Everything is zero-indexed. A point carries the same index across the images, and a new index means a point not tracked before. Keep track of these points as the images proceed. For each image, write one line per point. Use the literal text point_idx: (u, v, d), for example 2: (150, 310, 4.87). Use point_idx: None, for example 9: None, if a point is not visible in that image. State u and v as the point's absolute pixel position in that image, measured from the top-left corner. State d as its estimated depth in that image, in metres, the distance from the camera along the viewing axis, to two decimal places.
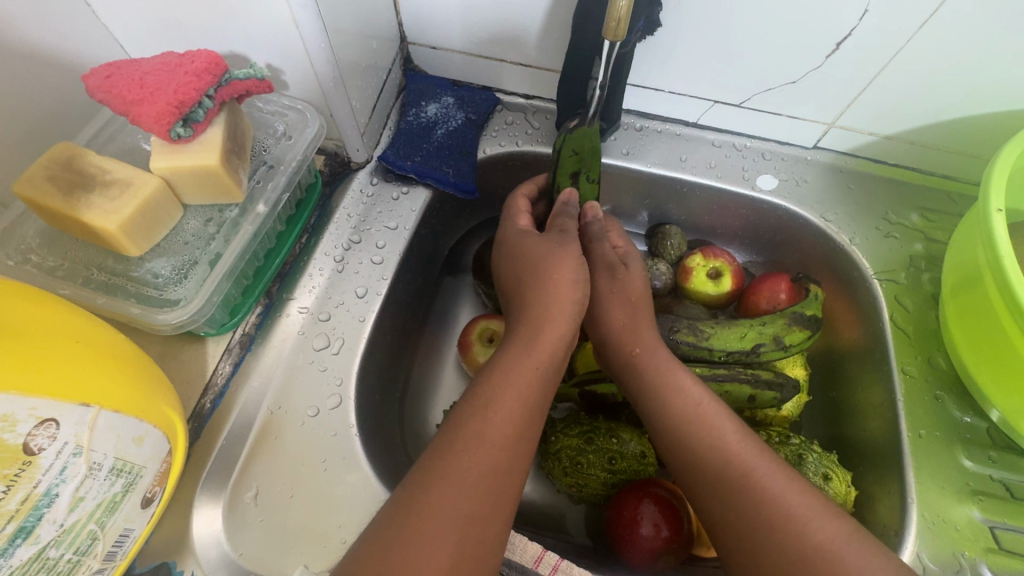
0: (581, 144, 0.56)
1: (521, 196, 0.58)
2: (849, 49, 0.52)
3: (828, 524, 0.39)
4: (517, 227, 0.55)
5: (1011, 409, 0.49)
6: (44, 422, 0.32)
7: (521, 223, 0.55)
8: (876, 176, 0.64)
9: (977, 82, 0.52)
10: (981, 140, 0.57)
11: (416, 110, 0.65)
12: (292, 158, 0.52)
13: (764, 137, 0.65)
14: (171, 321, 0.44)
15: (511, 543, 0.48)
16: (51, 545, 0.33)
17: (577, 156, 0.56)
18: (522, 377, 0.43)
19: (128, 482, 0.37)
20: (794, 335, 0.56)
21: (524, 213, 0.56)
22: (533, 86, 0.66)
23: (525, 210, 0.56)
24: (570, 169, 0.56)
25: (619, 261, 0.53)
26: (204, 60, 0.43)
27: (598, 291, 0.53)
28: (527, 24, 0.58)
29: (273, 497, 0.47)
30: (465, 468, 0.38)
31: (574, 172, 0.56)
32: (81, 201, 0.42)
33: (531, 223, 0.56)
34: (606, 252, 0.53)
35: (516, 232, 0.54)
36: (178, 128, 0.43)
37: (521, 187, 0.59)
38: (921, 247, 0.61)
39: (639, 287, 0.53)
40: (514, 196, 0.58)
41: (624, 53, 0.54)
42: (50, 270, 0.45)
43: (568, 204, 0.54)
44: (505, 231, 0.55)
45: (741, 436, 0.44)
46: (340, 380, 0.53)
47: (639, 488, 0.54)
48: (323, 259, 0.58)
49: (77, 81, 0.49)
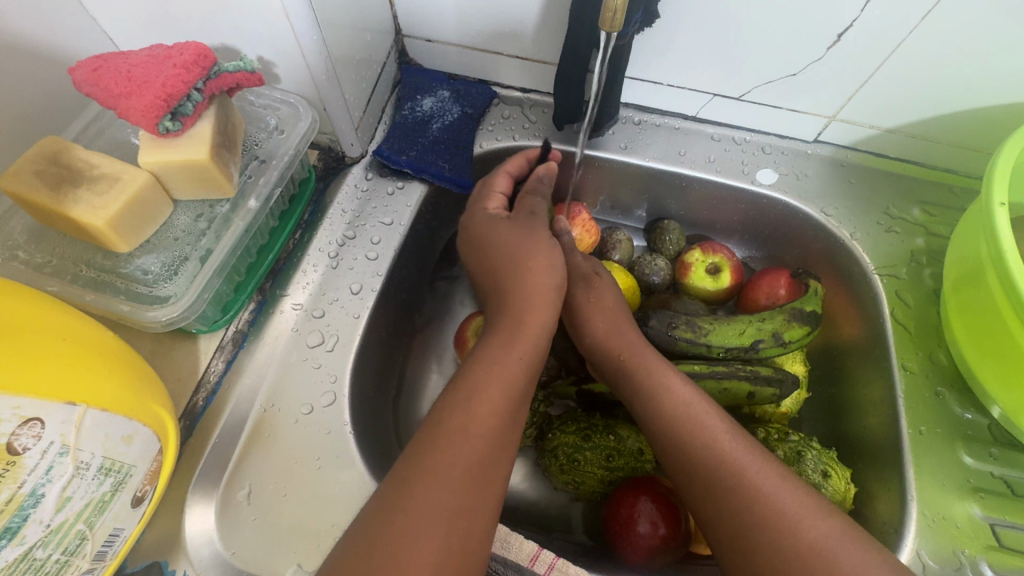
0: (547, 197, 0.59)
1: (503, 174, 0.56)
2: (850, 40, 0.51)
3: (821, 521, 0.39)
4: (487, 211, 0.54)
5: (1011, 405, 0.49)
6: (28, 422, 0.31)
7: (491, 207, 0.54)
8: (877, 170, 0.63)
9: (979, 74, 0.51)
10: (982, 134, 0.57)
11: (411, 103, 0.64)
12: (284, 152, 0.52)
13: (764, 130, 0.64)
14: (162, 318, 0.44)
15: (506, 541, 0.47)
16: (38, 545, 0.33)
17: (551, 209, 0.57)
18: (506, 370, 0.42)
19: (117, 481, 0.36)
20: (793, 331, 0.56)
21: (498, 194, 0.55)
22: (530, 79, 0.65)
23: (500, 190, 0.55)
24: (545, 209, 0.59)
25: (593, 272, 0.54)
26: (192, 51, 0.42)
27: (574, 300, 0.53)
28: (523, 16, 0.57)
29: (265, 497, 0.47)
30: (450, 462, 0.37)
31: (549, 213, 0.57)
32: (68, 196, 0.41)
33: (501, 207, 0.55)
34: (579, 263, 0.54)
35: (493, 218, 0.52)
36: (167, 122, 0.42)
37: (507, 160, 0.57)
38: (923, 242, 0.60)
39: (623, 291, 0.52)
40: (497, 172, 0.57)
41: (623, 45, 0.52)
42: (38, 267, 0.44)
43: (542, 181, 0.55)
44: (479, 213, 0.53)
45: (732, 435, 0.43)
46: (334, 378, 0.52)
47: (637, 485, 0.54)
48: (318, 255, 0.57)
49: (65, 74, 0.49)
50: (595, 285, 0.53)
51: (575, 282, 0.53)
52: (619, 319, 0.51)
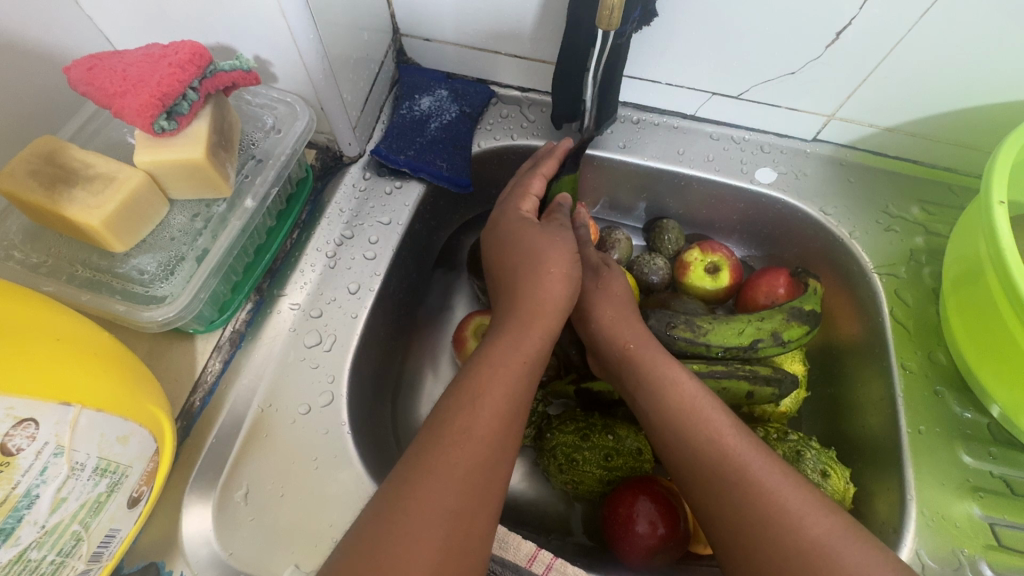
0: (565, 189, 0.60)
1: (538, 176, 0.56)
2: (849, 39, 0.51)
3: (823, 518, 0.38)
4: (522, 212, 0.53)
5: (1011, 404, 0.48)
6: (22, 422, 0.31)
7: (525, 209, 0.54)
8: (876, 169, 0.63)
9: (978, 73, 0.51)
10: (981, 133, 0.56)
11: (410, 103, 0.64)
12: (280, 152, 0.51)
13: (763, 129, 0.64)
14: (157, 319, 0.43)
15: (504, 542, 0.47)
16: (33, 546, 0.33)
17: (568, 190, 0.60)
18: (510, 372, 0.42)
19: (113, 482, 0.36)
20: (793, 330, 0.56)
21: (533, 196, 0.55)
22: (528, 78, 0.65)
23: (535, 193, 0.55)
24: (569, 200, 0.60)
25: (603, 265, 0.55)
26: (187, 50, 0.42)
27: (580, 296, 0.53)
28: (521, 15, 0.57)
29: (262, 497, 0.47)
30: (452, 464, 0.37)
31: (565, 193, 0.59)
32: (63, 196, 0.41)
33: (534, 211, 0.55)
34: (590, 256, 0.55)
35: (520, 218, 0.53)
36: (162, 122, 0.42)
37: (542, 161, 0.57)
38: (922, 241, 0.60)
39: (618, 291, 0.52)
40: (533, 173, 0.56)
41: (620, 43, 0.52)
42: (34, 267, 0.44)
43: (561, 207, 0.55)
44: (508, 213, 0.54)
45: (735, 431, 0.43)
46: (332, 378, 0.52)
47: (635, 485, 0.54)
48: (315, 254, 0.57)
49: (60, 73, 0.48)
50: (604, 275, 0.53)
51: (586, 273, 0.54)
52: (627, 313, 0.51)
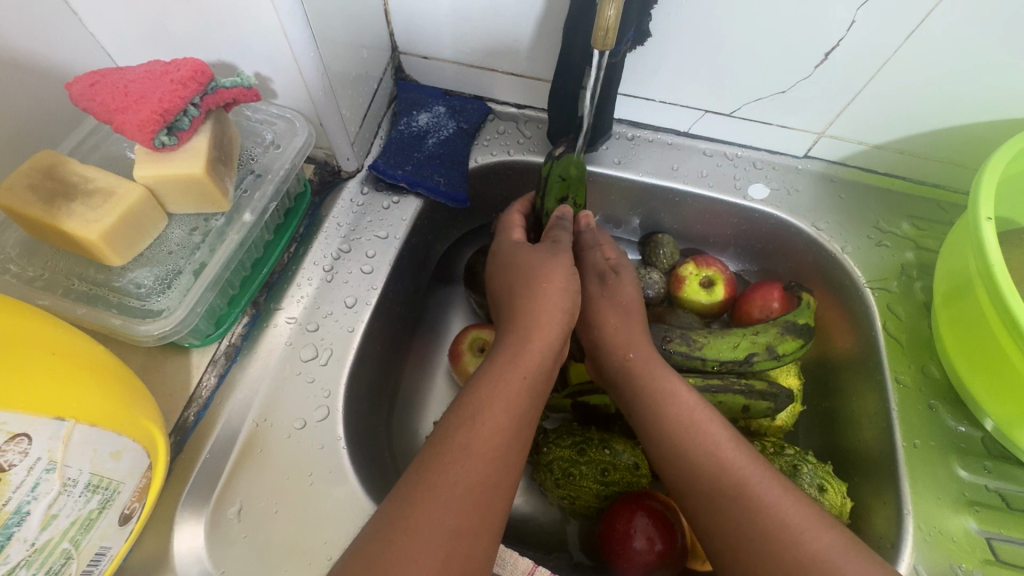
0: (565, 170, 0.56)
1: (515, 212, 0.58)
2: (837, 59, 0.52)
3: (823, 533, 0.38)
4: (510, 241, 0.54)
5: (1005, 416, 0.49)
6: (15, 438, 0.31)
7: (514, 237, 0.55)
8: (866, 185, 0.64)
9: (963, 92, 0.52)
10: (968, 150, 0.58)
11: (408, 119, 0.65)
12: (280, 166, 0.52)
13: (755, 146, 0.65)
14: (153, 332, 0.43)
15: (501, 559, 0.47)
16: (21, 564, 0.32)
17: (567, 180, 0.56)
18: (511, 387, 0.42)
19: (104, 499, 0.36)
20: (787, 344, 0.56)
21: (518, 226, 0.56)
22: (524, 95, 0.66)
23: (520, 224, 0.57)
24: (558, 193, 0.56)
25: (610, 270, 0.53)
26: (189, 67, 0.42)
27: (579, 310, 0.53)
28: (518, 34, 0.58)
29: (256, 514, 0.46)
30: (453, 482, 0.37)
31: (562, 196, 0.56)
32: (62, 210, 0.41)
33: (524, 237, 0.56)
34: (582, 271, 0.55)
35: (511, 244, 0.54)
36: (163, 137, 0.42)
37: (516, 203, 0.60)
38: (913, 255, 0.61)
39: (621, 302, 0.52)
40: (511, 210, 0.59)
41: (615, 62, 0.53)
42: (30, 280, 0.44)
43: (563, 219, 0.54)
44: (503, 241, 0.55)
45: (733, 445, 0.43)
46: (328, 392, 0.52)
47: (632, 500, 0.53)
48: (312, 268, 0.57)
49: (60, 88, 0.49)
50: (608, 284, 0.53)
51: (587, 281, 0.53)
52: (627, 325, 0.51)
